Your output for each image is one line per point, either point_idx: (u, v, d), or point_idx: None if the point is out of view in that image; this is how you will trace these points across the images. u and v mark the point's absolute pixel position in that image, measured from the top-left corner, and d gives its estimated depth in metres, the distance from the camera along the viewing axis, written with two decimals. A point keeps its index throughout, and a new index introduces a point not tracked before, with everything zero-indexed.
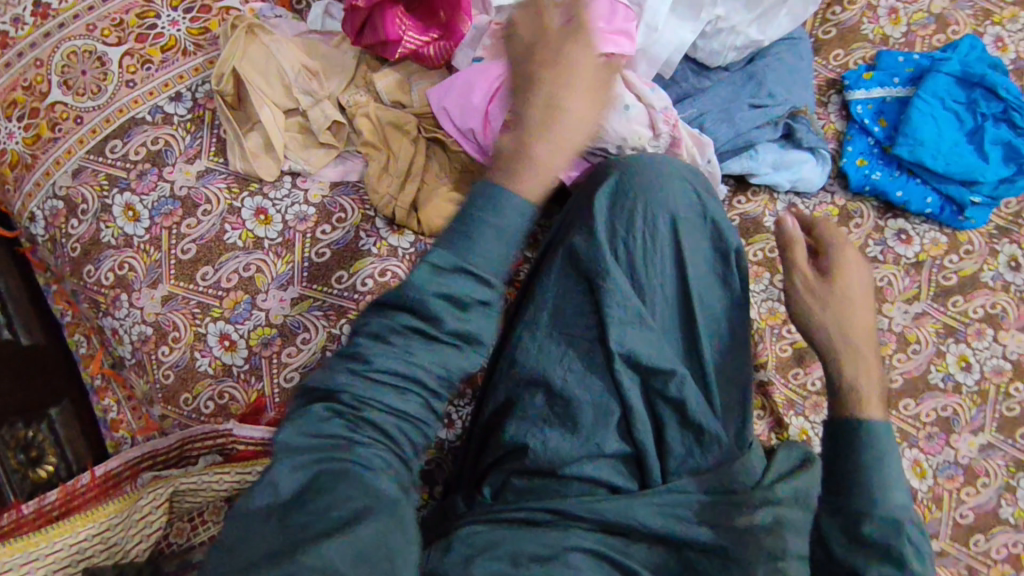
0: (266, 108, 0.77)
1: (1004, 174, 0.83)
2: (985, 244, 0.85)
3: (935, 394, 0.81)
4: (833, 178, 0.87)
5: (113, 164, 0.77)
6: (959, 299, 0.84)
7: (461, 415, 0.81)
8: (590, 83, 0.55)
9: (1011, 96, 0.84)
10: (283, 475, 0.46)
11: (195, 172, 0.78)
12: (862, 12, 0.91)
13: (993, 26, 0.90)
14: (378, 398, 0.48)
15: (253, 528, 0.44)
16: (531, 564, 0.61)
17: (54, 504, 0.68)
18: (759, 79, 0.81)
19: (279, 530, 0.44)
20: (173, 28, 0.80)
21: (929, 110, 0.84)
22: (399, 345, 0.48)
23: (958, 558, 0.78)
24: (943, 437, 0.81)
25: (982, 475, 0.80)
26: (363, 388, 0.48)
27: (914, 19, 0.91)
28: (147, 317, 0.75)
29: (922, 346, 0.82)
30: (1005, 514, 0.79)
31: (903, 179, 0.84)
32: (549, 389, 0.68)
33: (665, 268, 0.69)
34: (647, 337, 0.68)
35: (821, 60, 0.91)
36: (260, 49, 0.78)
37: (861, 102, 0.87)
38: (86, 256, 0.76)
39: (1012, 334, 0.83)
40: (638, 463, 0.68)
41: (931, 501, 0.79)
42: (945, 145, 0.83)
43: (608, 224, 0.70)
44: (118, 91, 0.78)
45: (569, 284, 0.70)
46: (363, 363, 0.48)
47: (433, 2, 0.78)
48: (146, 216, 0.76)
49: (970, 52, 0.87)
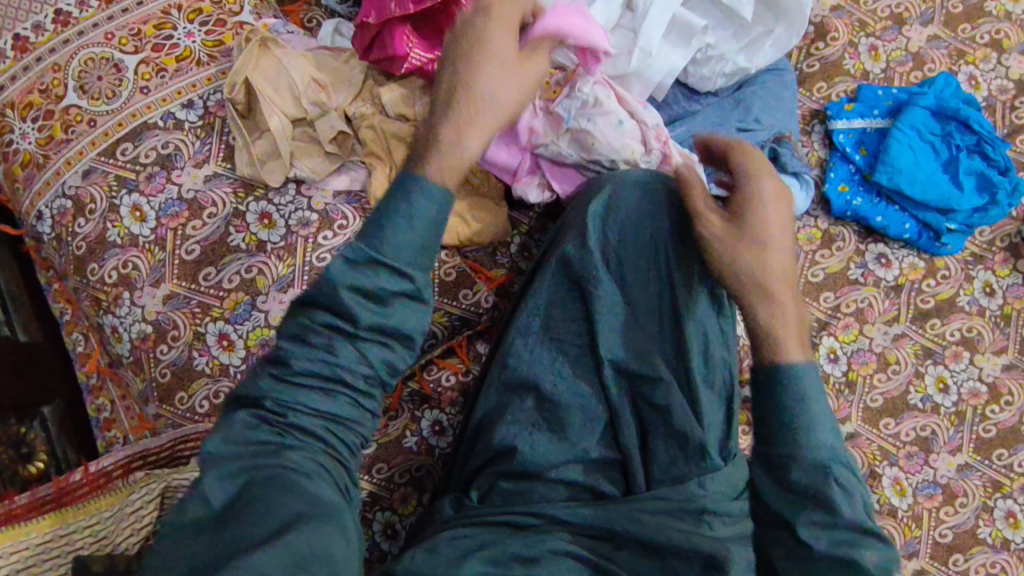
0: (276, 118, 0.79)
1: (978, 203, 0.86)
2: (961, 270, 0.88)
3: (914, 414, 0.83)
4: (816, 204, 0.89)
5: (123, 166, 0.80)
6: (937, 322, 0.86)
7: (452, 424, 0.83)
8: (513, 81, 0.63)
9: (983, 130, 0.87)
10: (214, 485, 0.51)
11: (202, 176, 0.80)
12: (844, 47, 0.93)
13: (965, 65, 0.94)
14: (300, 402, 0.54)
15: (187, 539, 0.49)
16: (513, 563, 0.63)
17: (46, 497, 0.67)
18: (747, 105, 0.84)
19: (212, 538, 0.49)
20: (189, 39, 0.83)
21: (907, 141, 0.86)
22: (321, 345, 0.54)
23: None
24: (922, 457, 0.82)
25: (960, 494, 0.82)
26: (284, 392, 0.54)
27: (892, 55, 0.93)
28: (148, 315, 0.77)
29: (901, 367, 0.84)
30: (983, 534, 0.81)
31: (882, 206, 0.87)
32: (539, 393, 0.71)
33: (655, 280, 0.71)
34: (636, 345, 0.71)
35: (804, 92, 0.93)
36: (272, 62, 0.81)
37: (842, 131, 0.90)
38: (91, 254, 0.78)
39: (987, 357, 0.86)
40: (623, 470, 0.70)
41: (911, 520, 0.80)
42: (923, 174, 0.86)
43: (600, 235, 0.72)
44: (132, 96, 0.81)
45: (561, 292, 0.73)
46: (284, 367, 0.54)
47: (439, 22, 0.80)
48: (152, 217, 0.79)
49: (946, 88, 0.90)
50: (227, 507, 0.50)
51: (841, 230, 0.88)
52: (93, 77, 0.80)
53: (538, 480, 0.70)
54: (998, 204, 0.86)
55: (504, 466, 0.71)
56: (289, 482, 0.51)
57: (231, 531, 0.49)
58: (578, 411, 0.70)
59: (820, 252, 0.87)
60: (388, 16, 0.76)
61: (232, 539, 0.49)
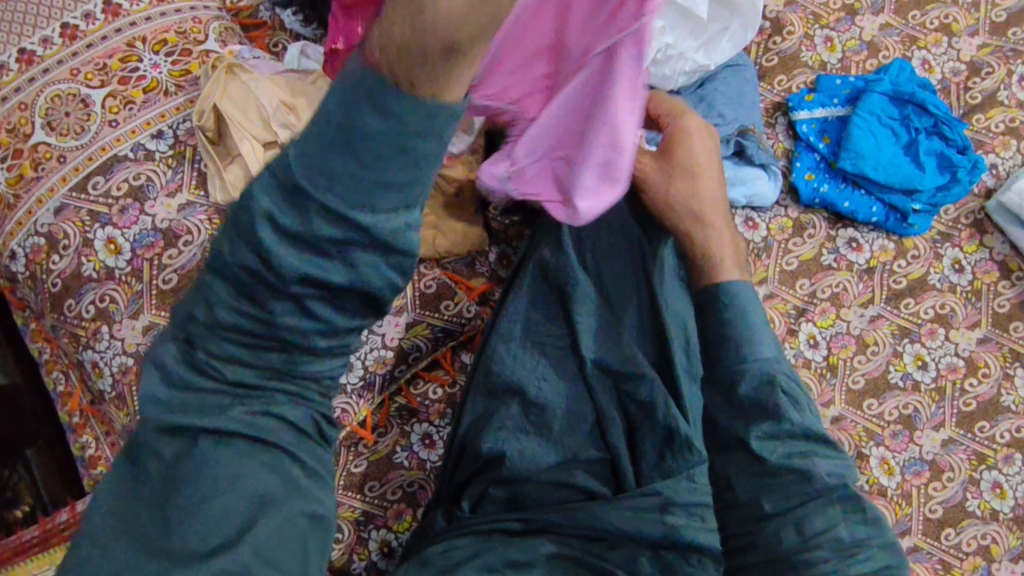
0: (247, 142, 0.80)
1: (940, 182, 0.88)
2: (930, 249, 0.90)
3: (895, 393, 0.85)
4: (785, 193, 0.91)
5: (95, 201, 0.80)
6: (911, 302, 0.88)
7: (441, 436, 0.82)
8: None
9: (939, 111, 0.90)
10: (158, 443, 0.45)
11: (176, 205, 0.80)
12: (801, 40, 0.96)
13: (918, 50, 0.96)
14: (233, 363, 0.42)
15: (134, 508, 0.45)
16: (506, 569, 0.64)
17: (33, 538, 0.75)
18: (710, 101, 0.85)
19: (159, 512, 0.45)
20: (155, 70, 0.84)
21: (868, 126, 0.89)
22: (240, 297, 0.38)
23: (931, 553, 0.80)
24: (907, 434, 0.84)
25: (946, 469, 0.83)
26: (209, 354, 0.41)
27: (847, 46, 0.96)
28: (128, 348, 0.76)
29: (880, 347, 0.86)
30: (972, 506, 0.82)
31: (849, 191, 0.89)
32: (524, 398, 0.72)
33: (628, 279, 0.74)
34: (616, 343, 0.73)
35: (765, 86, 0.94)
36: (238, 87, 0.82)
37: (805, 121, 0.92)
38: (67, 291, 0.78)
39: (962, 332, 0.87)
40: (613, 470, 0.71)
41: (902, 497, 0.81)
42: (885, 158, 0.88)
43: (573, 237, 0.75)
44: (102, 130, 0.81)
45: (539, 295, 0.75)
46: (198, 316, 0.39)
47: None
48: (128, 248, 0.78)
49: (901, 74, 0.93)
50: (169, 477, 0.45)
51: (812, 219, 0.90)
52: (59, 114, 0.80)
53: (526, 484, 0.70)
54: (959, 182, 0.89)
55: (493, 472, 0.71)
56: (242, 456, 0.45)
57: (177, 516, 0.44)
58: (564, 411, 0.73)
59: (792, 241, 0.89)
60: (357, 41, 0.77)
61: (187, 534, 0.44)
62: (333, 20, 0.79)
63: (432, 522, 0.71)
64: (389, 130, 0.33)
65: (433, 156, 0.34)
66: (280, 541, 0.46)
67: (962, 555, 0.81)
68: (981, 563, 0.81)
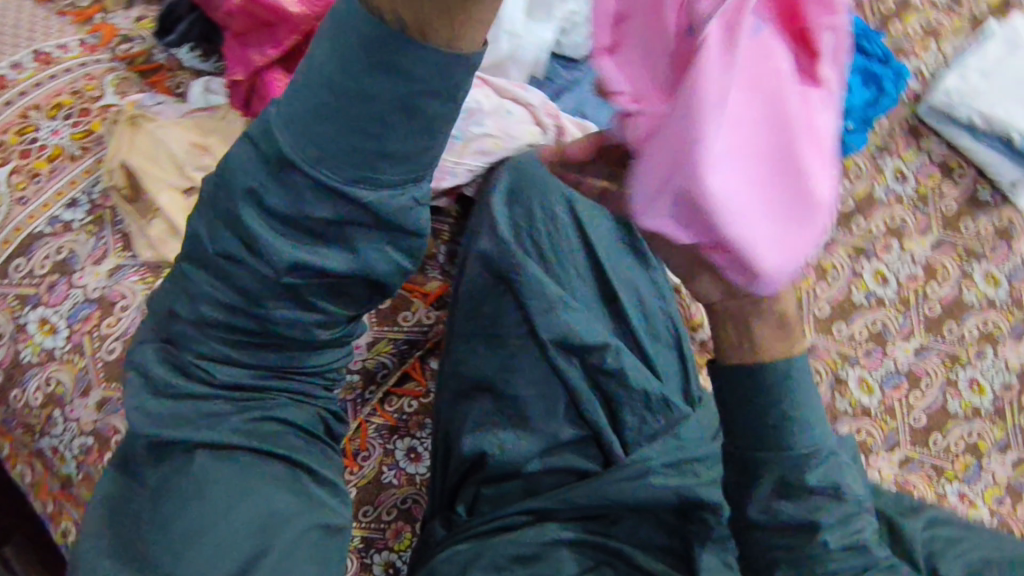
0: (164, 193, 0.77)
1: (867, 97, 0.88)
2: (868, 164, 0.92)
3: (862, 312, 0.86)
4: None
5: (20, 283, 0.76)
6: (859, 219, 0.90)
7: (426, 446, 0.80)
8: None
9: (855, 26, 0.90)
10: (152, 464, 0.48)
11: (105, 271, 0.77)
12: None
13: None
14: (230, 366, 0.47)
15: (136, 526, 0.48)
16: (515, 565, 0.63)
17: None
18: None
19: (159, 522, 0.47)
20: (56, 137, 0.81)
21: None
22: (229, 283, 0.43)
23: (924, 462, 0.81)
24: (880, 350, 0.84)
25: (923, 376, 0.84)
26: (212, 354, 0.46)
27: None
28: (85, 427, 0.72)
29: (839, 270, 0.87)
30: (955, 408, 0.83)
31: None
32: (495, 392, 0.70)
33: (574, 251, 0.75)
34: (578, 317, 0.72)
35: None
36: (147, 136, 0.80)
37: None
38: (11, 380, 0.75)
39: (915, 241, 0.90)
40: (598, 442, 0.70)
41: (886, 413, 0.81)
42: None
43: (510, 222, 0.75)
44: (12, 210, 0.78)
45: (490, 285, 0.73)
46: (193, 310, 0.44)
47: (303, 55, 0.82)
48: (64, 325, 0.75)
49: None
50: (166, 485, 0.47)
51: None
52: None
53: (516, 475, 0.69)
54: (887, 93, 0.89)
55: (483, 467, 0.69)
56: (241, 474, 0.48)
57: (180, 530, 0.46)
58: (540, 397, 0.70)
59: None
60: (254, 67, 0.80)
61: (188, 565, 0.45)
62: (229, 53, 0.83)
63: (431, 534, 0.68)
64: (399, 93, 0.37)
65: (439, 116, 0.39)
66: (296, 552, 0.48)
67: (955, 457, 0.82)
68: (972, 461, 0.82)
